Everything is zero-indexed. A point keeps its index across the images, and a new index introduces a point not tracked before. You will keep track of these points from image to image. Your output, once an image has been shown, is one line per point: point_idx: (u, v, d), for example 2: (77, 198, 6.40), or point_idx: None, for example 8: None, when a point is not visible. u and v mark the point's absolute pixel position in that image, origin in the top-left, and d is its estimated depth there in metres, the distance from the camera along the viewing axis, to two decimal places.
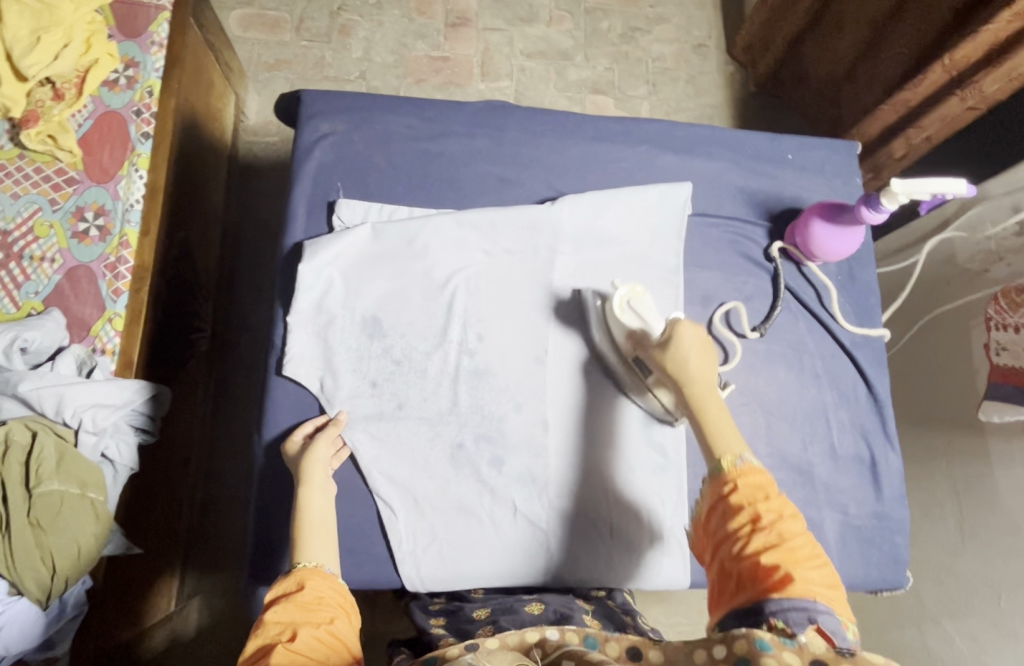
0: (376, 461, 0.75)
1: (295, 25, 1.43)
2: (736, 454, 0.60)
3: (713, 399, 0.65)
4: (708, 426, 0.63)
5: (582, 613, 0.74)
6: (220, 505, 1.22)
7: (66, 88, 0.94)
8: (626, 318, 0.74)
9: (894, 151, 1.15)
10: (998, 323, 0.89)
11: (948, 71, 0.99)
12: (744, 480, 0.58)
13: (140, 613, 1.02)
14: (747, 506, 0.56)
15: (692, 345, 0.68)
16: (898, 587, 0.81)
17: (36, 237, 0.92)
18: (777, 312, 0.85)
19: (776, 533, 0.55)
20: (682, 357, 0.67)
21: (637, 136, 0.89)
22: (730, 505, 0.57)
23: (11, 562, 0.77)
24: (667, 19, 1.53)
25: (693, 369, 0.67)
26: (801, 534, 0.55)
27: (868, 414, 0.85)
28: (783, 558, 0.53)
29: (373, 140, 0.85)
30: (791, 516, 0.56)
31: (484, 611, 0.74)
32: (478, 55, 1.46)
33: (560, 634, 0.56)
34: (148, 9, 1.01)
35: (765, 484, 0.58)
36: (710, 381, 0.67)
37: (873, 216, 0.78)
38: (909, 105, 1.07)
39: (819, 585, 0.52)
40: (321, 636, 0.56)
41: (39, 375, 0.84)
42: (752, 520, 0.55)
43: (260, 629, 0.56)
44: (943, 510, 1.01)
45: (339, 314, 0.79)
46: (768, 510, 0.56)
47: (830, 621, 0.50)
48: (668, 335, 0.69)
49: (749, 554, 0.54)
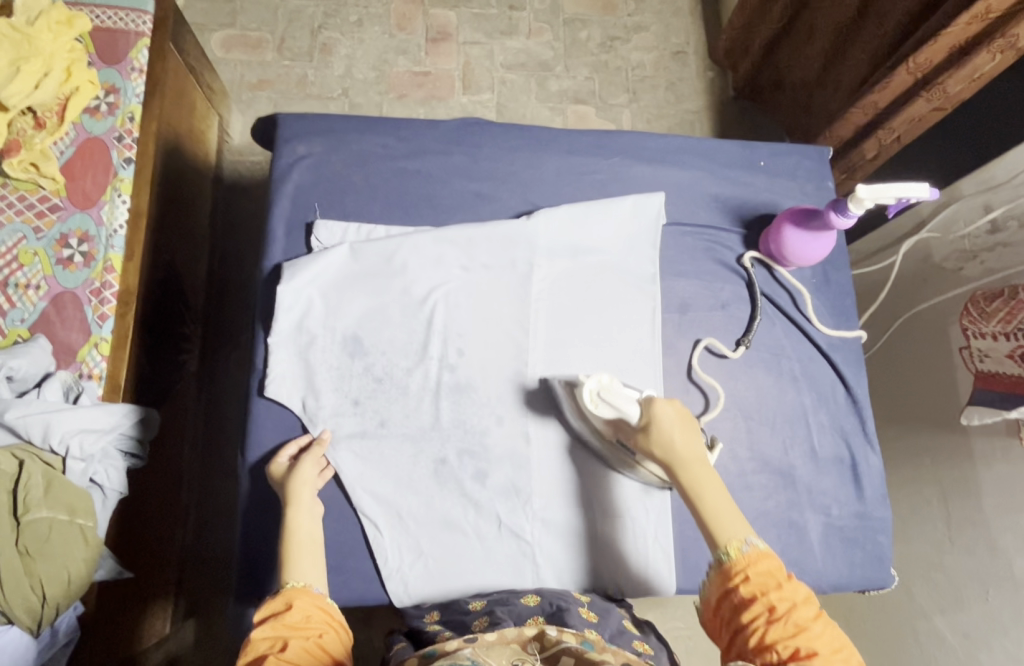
0: (361, 479, 0.75)
1: (277, 45, 1.44)
2: (742, 539, 0.63)
3: (705, 478, 0.68)
4: (709, 515, 0.65)
5: (579, 605, 0.70)
6: (212, 522, 1.23)
7: (47, 116, 0.95)
8: (602, 411, 0.72)
9: (866, 152, 1.16)
10: (975, 332, 0.93)
11: (912, 74, 1.00)
12: (753, 569, 0.60)
13: (136, 638, 1.03)
14: (761, 596, 0.59)
15: (671, 426, 0.69)
16: (884, 586, 0.82)
17: (21, 264, 0.92)
18: (758, 322, 0.86)
19: (791, 620, 0.57)
20: (668, 439, 0.68)
21: (611, 147, 0.90)
22: (745, 595, 0.59)
23: (2, 589, 0.77)
24: (645, 28, 1.55)
25: (681, 448, 0.69)
26: (814, 617, 0.58)
27: (847, 415, 0.86)
28: (799, 643, 0.56)
29: (349, 160, 0.86)
30: (802, 601, 0.58)
31: (480, 603, 0.71)
32: (458, 69, 1.48)
33: (559, 632, 0.59)
34: (127, 35, 1.02)
35: (773, 571, 0.60)
36: (698, 458, 0.69)
37: (842, 221, 0.80)
38: (876, 108, 1.09)
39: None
40: (310, 648, 0.56)
41: (24, 403, 0.84)
42: (767, 609, 0.58)
43: (247, 646, 0.56)
44: (930, 507, 1.01)
45: (320, 334, 0.79)
46: (781, 598, 0.58)
47: None
48: (647, 420, 0.70)
49: (768, 644, 0.56)
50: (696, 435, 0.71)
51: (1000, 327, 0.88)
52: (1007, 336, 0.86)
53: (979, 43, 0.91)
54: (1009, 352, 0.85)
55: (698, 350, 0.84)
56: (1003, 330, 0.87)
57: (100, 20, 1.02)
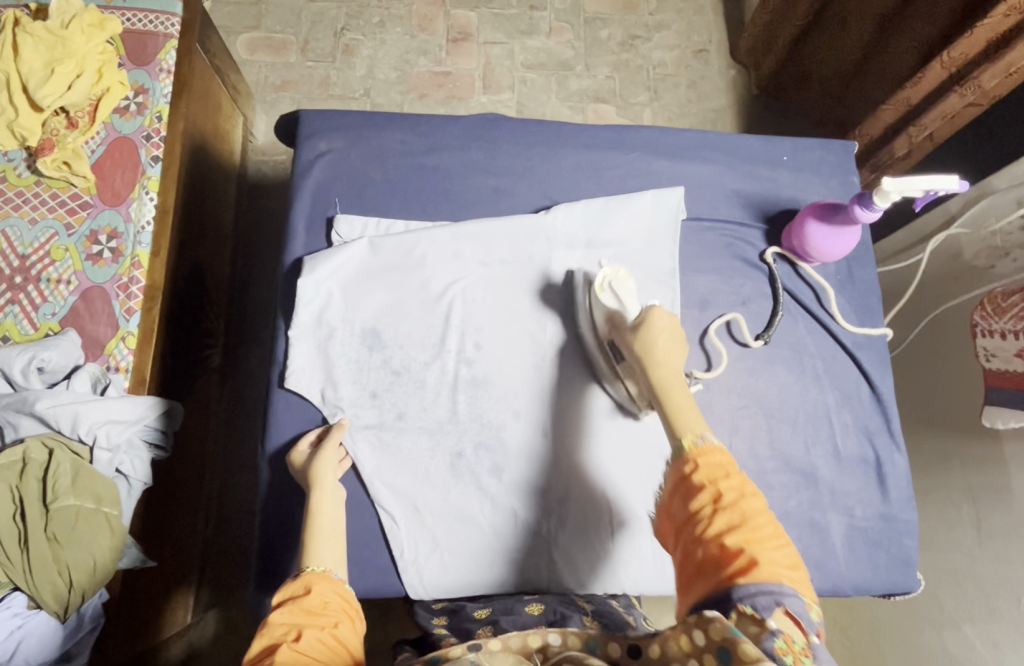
0: (378, 470, 0.76)
1: (300, 46, 1.47)
2: (698, 432, 0.59)
3: (676, 384, 0.65)
4: (668, 409, 0.63)
5: (581, 615, 0.68)
6: (233, 514, 1.24)
7: (79, 116, 0.98)
8: (605, 298, 0.76)
9: (896, 151, 1.15)
10: (985, 328, 0.92)
11: (947, 67, 0.99)
12: (702, 459, 0.56)
13: (159, 625, 1.05)
14: (708, 485, 0.55)
15: (661, 331, 0.69)
16: (910, 591, 0.80)
17: (53, 260, 0.95)
18: (779, 317, 0.85)
19: (737, 510, 0.53)
20: (651, 339, 0.68)
21: (630, 142, 0.90)
22: (691, 484, 0.55)
23: (32, 576, 0.80)
24: (667, 26, 1.54)
25: (660, 352, 0.68)
26: (762, 510, 0.54)
27: (872, 414, 0.84)
28: (746, 536, 0.51)
29: (369, 156, 0.87)
30: (750, 494, 0.55)
31: (485, 612, 0.71)
32: (479, 69, 1.48)
33: (562, 640, 0.55)
34: (156, 37, 1.04)
35: (724, 462, 0.56)
36: (674, 368, 0.67)
37: (866, 215, 0.78)
38: (909, 104, 1.09)
39: (783, 567, 0.50)
40: (325, 639, 0.55)
41: (54, 393, 0.86)
42: (714, 498, 0.54)
43: (264, 629, 0.56)
44: (959, 512, 0.98)
45: (340, 327, 0.80)
46: (729, 488, 0.54)
47: (797, 605, 0.49)
48: (641, 320, 0.71)
49: (713, 536, 0.52)
50: (683, 353, 0.69)
51: (1011, 324, 0.87)
52: (1016, 335, 0.85)
53: (1015, 36, 0.89)
54: (1017, 351, 0.85)
55: (719, 318, 0.85)
56: (1013, 328, 0.86)
57: (130, 24, 1.04)
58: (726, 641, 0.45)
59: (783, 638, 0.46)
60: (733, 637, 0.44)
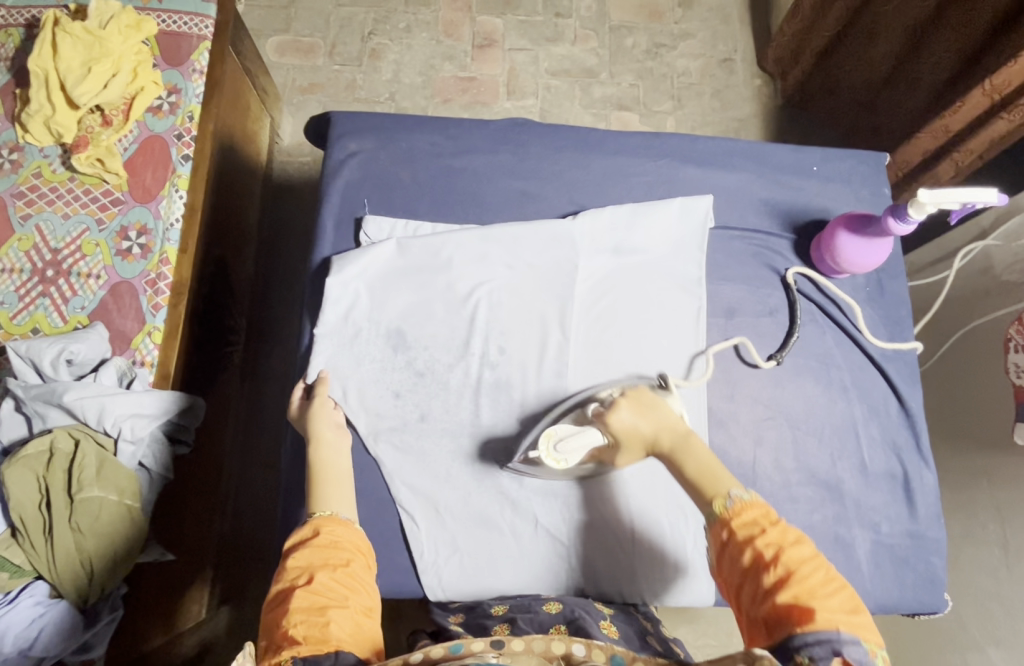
0: (400, 471, 0.76)
1: (328, 50, 1.48)
2: (726, 493, 0.61)
3: (683, 447, 0.66)
4: (695, 479, 0.64)
5: (599, 618, 0.69)
6: (250, 511, 1.25)
7: (113, 115, 1.00)
8: (570, 458, 0.70)
9: (943, 174, 1.12)
10: (1017, 344, 0.94)
11: (989, 95, 0.99)
12: (737, 520, 0.58)
13: (174, 617, 1.05)
14: (748, 545, 0.57)
15: (632, 421, 0.69)
16: (936, 611, 0.78)
17: (84, 255, 0.97)
18: (794, 339, 0.83)
19: (782, 565, 0.54)
20: (632, 427, 0.68)
21: (659, 149, 0.90)
22: (733, 545, 0.58)
23: (54, 562, 0.81)
24: (692, 35, 1.54)
25: (648, 430, 0.68)
26: (808, 559, 0.55)
27: (900, 429, 0.83)
28: (796, 591, 0.53)
29: (398, 156, 0.88)
30: (792, 543, 0.56)
31: (502, 607, 0.71)
32: (503, 75, 1.49)
33: (587, 651, 0.54)
34: (190, 38, 1.06)
35: (759, 517, 0.58)
36: (668, 427, 0.68)
37: (901, 227, 0.77)
38: (949, 130, 1.07)
39: (838, 613, 0.51)
40: (338, 577, 0.58)
41: (82, 385, 0.86)
42: (757, 557, 0.56)
43: (281, 572, 0.58)
44: (986, 532, 0.96)
45: (366, 326, 0.81)
46: (768, 543, 0.56)
47: (857, 651, 0.49)
48: (613, 437, 0.69)
49: (764, 595, 0.54)
50: (656, 404, 0.70)
51: None
52: None
53: None
54: None
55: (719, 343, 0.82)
56: None
57: (165, 25, 1.06)
58: None
59: None
60: None
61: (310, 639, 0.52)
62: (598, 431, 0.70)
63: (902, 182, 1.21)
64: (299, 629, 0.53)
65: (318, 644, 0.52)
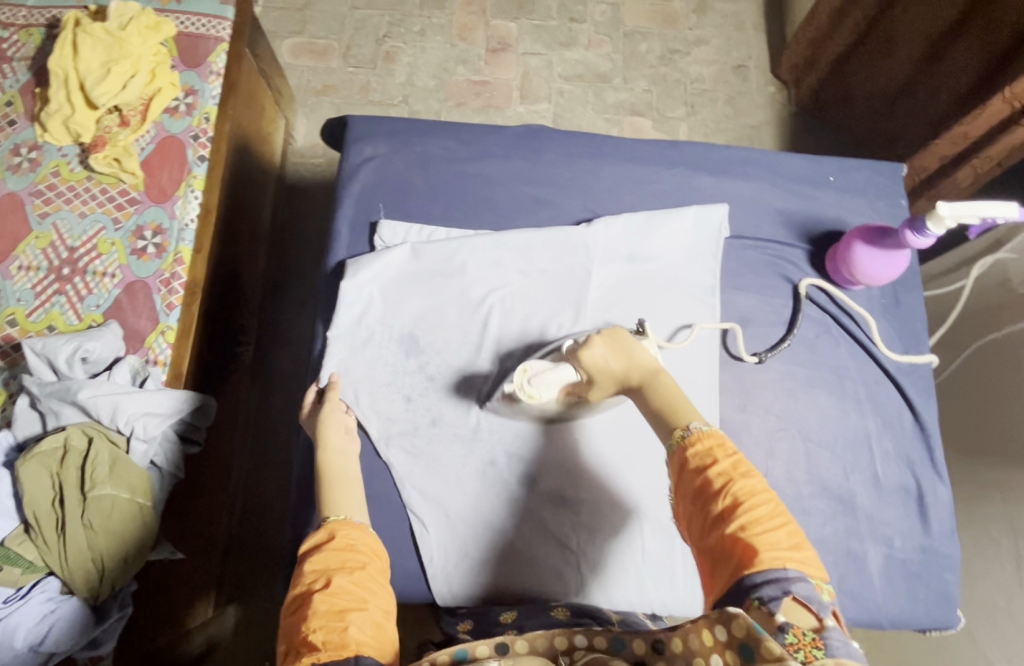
0: (411, 475, 0.76)
1: (342, 52, 1.49)
2: (686, 425, 0.59)
3: (653, 381, 0.65)
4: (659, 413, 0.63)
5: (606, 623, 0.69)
6: (258, 511, 1.26)
7: (131, 115, 1.01)
8: (543, 394, 0.72)
9: (961, 181, 1.11)
10: None
11: (1009, 103, 0.98)
12: (692, 449, 0.57)
13: (183, 618, 1.06)
14: (700, 475, 0.55)
15: (605, 359, 0.69)
16: (949, 628, 0.77)
17: (99, 253, 0.98)
18: (786, 344, 0.83)
19: (731, 495, 0.53)
20: (603, 363, 0.68)
21: (674, 158, 0.90)
22: (687, 474, 0.56)
23: (66, 560, 0.82)
24: (706, 41, 1.53)
25: (619, 366, 0.68)
26: (759, 492, 0.53)
27: (914, 443, 0.82)
28: (744, 522, 0.51)
29: (412, 161, 0.88)
30: (743, 474, 0.54)
31: (512, 614, 0.71)
32: (517, 79, 1.49)
33: (588, 640, 0.53)
34: (207, 40, 1.07)
35: (716, 447, 0.56)
36: (642, 366, 0.67)
37: (919, 241, 0.76)
38: (968, 137, 1.07)
39: (785, 549, 0.50)
40: (356, 580, 0.58)
41: (97, 383, 0.87)
42: (708, 488, 0.54)
43: (296, 576, 0.58)
44: (998, 548, 0.95)
45: (378, 330, 0.81)
46: (719, 474, 0.54)
47: (805, 589, 0.48)
48: (586, 372, 0.69)
49: (715, 527, 0.53)
50: (632, 342, 0.69)
51: None
52: None
53: None
54: None
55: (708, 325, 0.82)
56: None
57: (184, 26, 1.07)
58: (749, 638, 0.44)
59: (792, 631, 0.46)
60: (756, 634, 0.44)
61: (329, 645, 0.52)
62: (572, 368, 0.71)
63: (918, 190, 1.20)
64: (318, 635, 0.53)
65: (337, 649, 0.52)
